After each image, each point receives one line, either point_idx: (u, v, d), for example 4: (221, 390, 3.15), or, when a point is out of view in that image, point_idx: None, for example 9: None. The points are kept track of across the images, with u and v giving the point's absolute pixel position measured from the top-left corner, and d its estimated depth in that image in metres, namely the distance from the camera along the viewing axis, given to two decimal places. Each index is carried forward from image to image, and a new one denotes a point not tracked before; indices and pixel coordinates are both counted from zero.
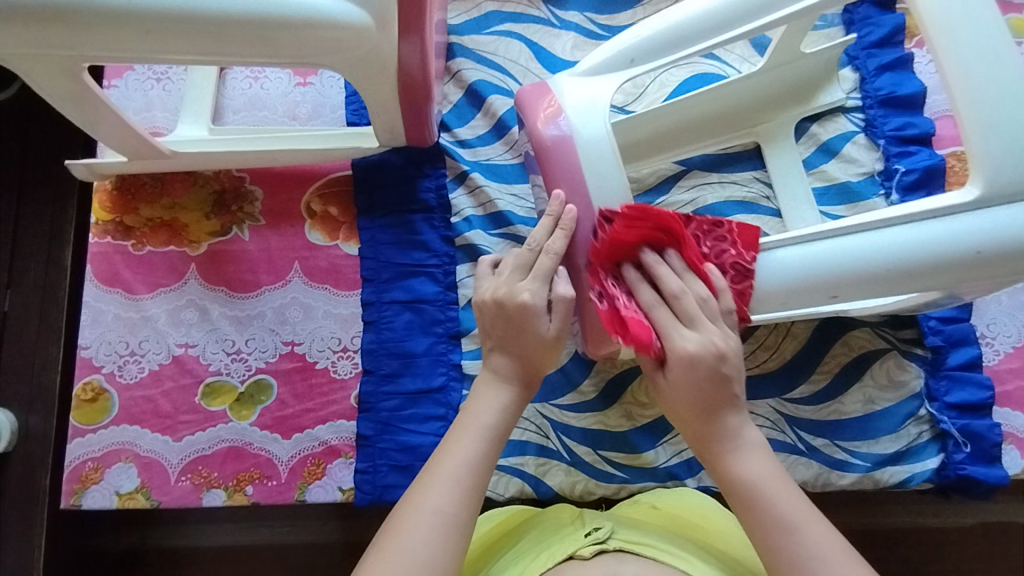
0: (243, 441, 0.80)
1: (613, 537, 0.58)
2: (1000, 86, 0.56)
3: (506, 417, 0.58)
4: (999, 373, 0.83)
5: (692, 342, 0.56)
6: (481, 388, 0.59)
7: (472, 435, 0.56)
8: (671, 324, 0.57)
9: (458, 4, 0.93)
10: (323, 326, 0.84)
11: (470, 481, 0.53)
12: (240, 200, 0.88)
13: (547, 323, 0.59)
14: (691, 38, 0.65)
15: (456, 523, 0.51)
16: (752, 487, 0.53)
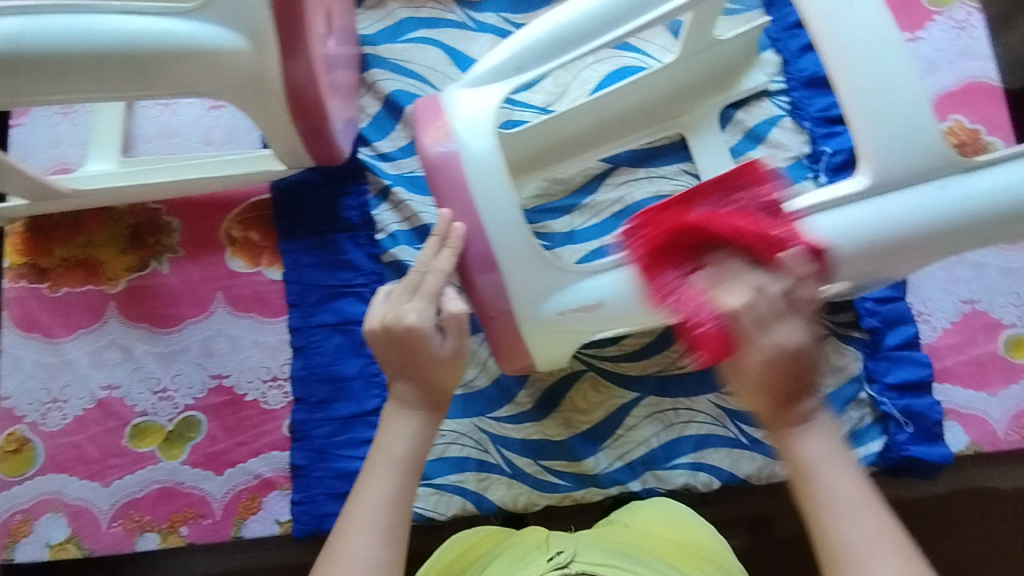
0: (173, 481, 0.79)
1: (575, 561, 0.55)
2: (887, 72, 0.54)
3: (418, 445, 0.56)
4: (938, 350, 0.82)
5: (761, 364, 0.49)
6: (388, 420, 0.57)
7: (387, 473, 0.54)
8: (761, 324, 0.49)
9: (370, 13, 0.90)
10: (250, 356, 0.82)
11: (389, 522, 0.53)
12: (158, 232, 0.85)
13: (441, 343, 0.57)
14: (584, 37, 0.59)
15: (380, 567, 0.51)
16: (810, 469, 0.51)
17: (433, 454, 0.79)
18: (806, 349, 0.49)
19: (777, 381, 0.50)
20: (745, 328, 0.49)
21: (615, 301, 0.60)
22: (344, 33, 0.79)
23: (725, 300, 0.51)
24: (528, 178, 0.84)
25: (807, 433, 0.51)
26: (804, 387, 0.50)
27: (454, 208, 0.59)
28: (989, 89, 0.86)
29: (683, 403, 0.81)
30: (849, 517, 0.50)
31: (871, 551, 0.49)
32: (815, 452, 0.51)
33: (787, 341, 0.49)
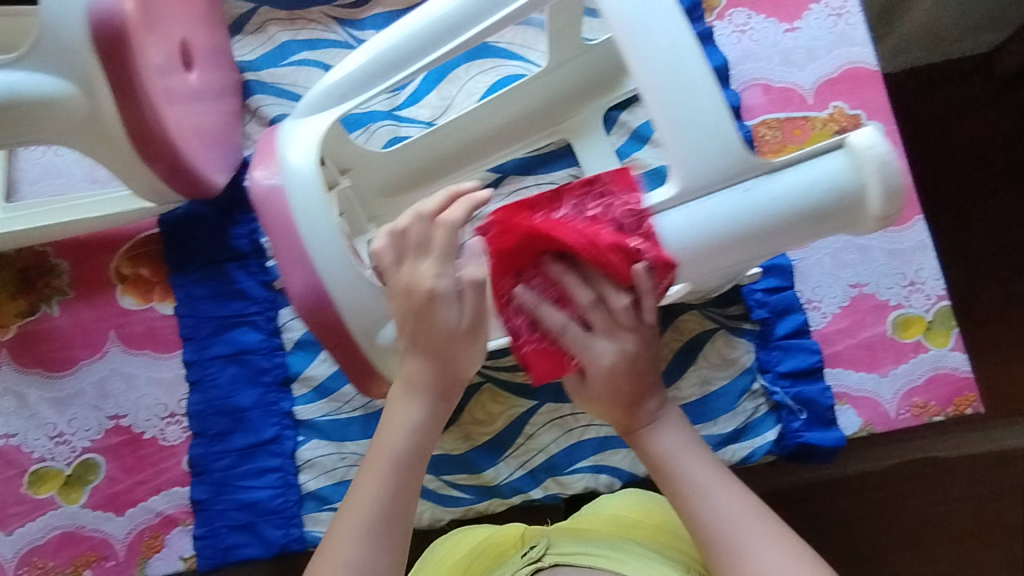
0: (75, 525, 0.78)
1: (548, 553, 0.65)
2: (690, 80, 0.52)
3: (419, 440, 0.60)
4: (828, 336, 0.83)
5: (606, 361, 0.59)
6: (395, 408, 0.60)
7: (386, 466, 0.59)
8: (581, 341, 0.58)
9: (250, 38, 0.89)
10: (147, 394, 0.81)
11: (392, 519, 0.58)
12: (46, 275, 0.85)
13: (457, 315, 0.56)
14: (406, 59, 0.57)
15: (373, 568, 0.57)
16: (691, 489, 0.61)
17: (335, 478, 0.79)
18: (624, 352, 0.59)
19: (624, 378, 0.60)
20: (569, 340, 0.58)
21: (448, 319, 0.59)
22: (212, 62, 0.78)
23: (544, 317, 0.57)
24: (404, 197, 0.82)
25: (659, 431, 0.63)
26: (642, 391, 0.62)
27: (285, 243, 0.58)
28: (868, 73, 0.85)
29: (581, 407, 0.81)
30: (717, 505, 0.60)
31: (748, 534, 0.58)
32: (660, 453, 0.63)
33: (608, 355, 0.59)
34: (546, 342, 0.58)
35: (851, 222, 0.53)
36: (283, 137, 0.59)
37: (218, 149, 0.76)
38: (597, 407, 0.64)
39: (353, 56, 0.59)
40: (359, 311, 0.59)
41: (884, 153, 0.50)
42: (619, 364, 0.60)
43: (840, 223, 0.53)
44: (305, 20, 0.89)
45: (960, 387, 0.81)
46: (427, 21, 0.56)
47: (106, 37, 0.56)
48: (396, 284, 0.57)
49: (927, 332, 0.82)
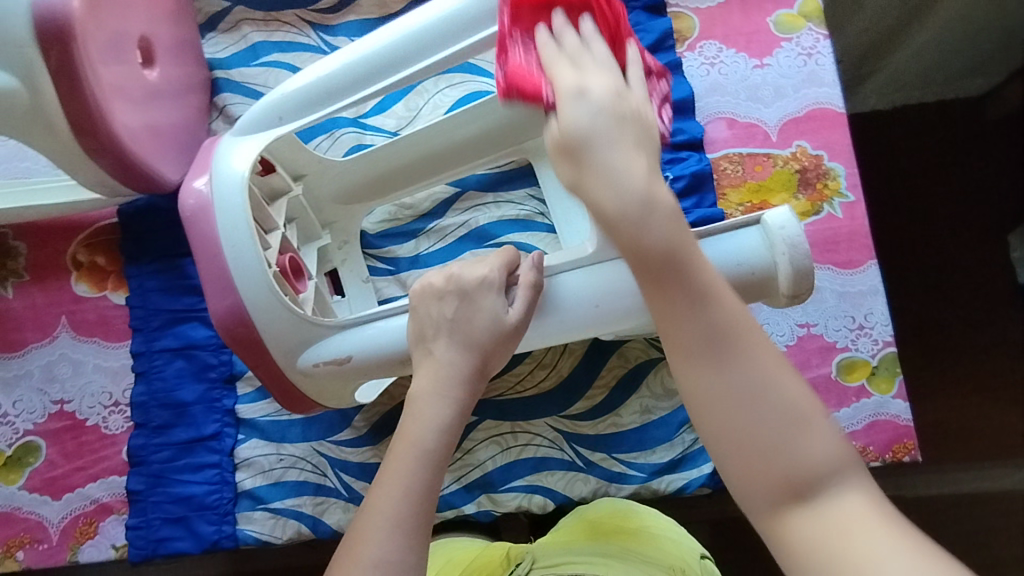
0: (11, 506, 0.79)
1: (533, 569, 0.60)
2: None
3: (448, 434, 0.52)
4: None
5: (571, 109, 0.46)
6: (419, 402, 0.52)
7: (411, 458, 0.50)
8: (568, 72, 0.48)
9: (224, 37, 0.90)
10: (93, 381, 0.82)
11: (412, 522, 0.48)
12: (4, 256, 0.85)
13: (506, 307, 0.55)
14: (336, 90, 0.63)
15: (402, 568, 0.46)
16: (659, 256, 0.43)
17: (271, 478, 0.80)
18: (620, 85, 0.47)
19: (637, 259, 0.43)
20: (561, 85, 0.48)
21: (361, 354, 0.62)
22: (176, 58, 0.79)
23: (555, 72, 0.49)
24: (363, 206, 0.84)
25: (649, 255, 0.43)
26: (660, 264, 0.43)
27: (207, 253, 0.62)
28: (834, 115, 0.88)
29: (521, 426, 0.82)
30: (682, 317, 0.42)
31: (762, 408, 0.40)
32: (664, 244, 0.43)
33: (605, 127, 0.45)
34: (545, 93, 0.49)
35: (762, 292, 0.54)
36: (217, 153, 0.65)
37: (174, 145, 0.77)
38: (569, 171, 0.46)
39: (296, 78, 0.64)
40: (278, 328, 0.63)
41: (794, 236, 0.53)
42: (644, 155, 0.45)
43: (751, 294, 0.54)
44: (279, 23, 0.90)
45: (900, 434, 0.81)
46: (358, 58, 0.62)
47: (52, 35, 0.59)
48: (422, 315, 0.56)
49: (871, 378, 0.83)
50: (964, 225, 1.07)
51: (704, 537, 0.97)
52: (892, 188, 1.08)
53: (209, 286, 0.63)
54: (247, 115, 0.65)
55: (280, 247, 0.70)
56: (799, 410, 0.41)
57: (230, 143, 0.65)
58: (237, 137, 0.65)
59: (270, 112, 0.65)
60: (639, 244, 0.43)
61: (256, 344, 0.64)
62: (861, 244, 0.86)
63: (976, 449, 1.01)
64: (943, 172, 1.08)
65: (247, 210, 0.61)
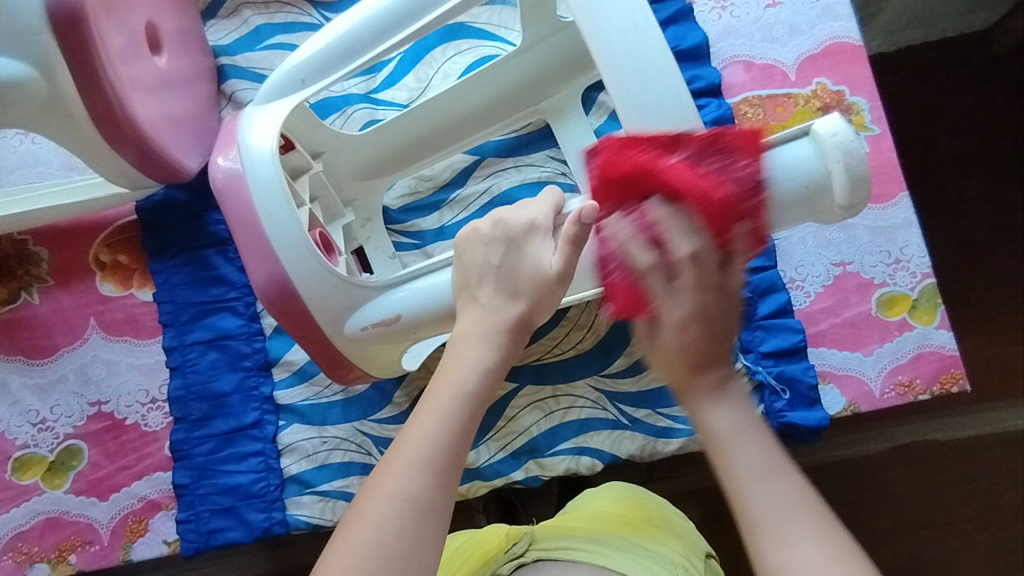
0: (59, 511, 0.79)
1: (530, 549, 0.60)
2: (645, 64, 0.56)
3: (489, 377, 0.51)
4: (811, 315, 0.83)
5: (675, 340, 0.48)
6: (461, 344, 0.52)
7: (450, 397, 0.49)
8: (663, 290, 0.47)
9: (225, 23, 0.88)
10: (128, 380, 0.82)
11: (443, 461, 0.47)
12: (26, 263, 0.85)
13: (550, 257, 0.53)
14: (356, 47, 0.62)
15: (428, 506, 0.45)
16: (723, 441, 0.47)
17: (317, 461, 0.79)
18: (692, 320, 0.47)
19: (684, 355, 0.48)
20: (654, 287, 0.47)
21: (410, 313, 0.62)
22: (183, 45, 0.78)
23: (635, 256, 0.48)
24: (381, 181, 0.82)
25: (717, 400, 0.48)
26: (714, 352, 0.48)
27: (244, 228, 0.62)
28: (852, 48, 0.86)
29: (562, 389, 0.81)
30: (769, 492, 0.45)
31: (795, 525, 0.43)
32: (727, 424, 0.48)
33: (685, 312, 0.47)
34: (630, 299, 0.48)
35: (815, 207, 0.53)
36: (242, 125, 0.64)
37: (189, 133, 0.76)
38: (666, 368, 0.49)
39: (314, 39, 0.63)
40: (323, 301, 0.63)
41: (849, 140, 0.51)
42: (706, 330, 0.47)
43: (804, 213, 0.53)
44: (280, 4, 0.88)
45: (946, 365, 0.80)
46: (376, 12, 0.61)
47: (63, 20, 0.57)
48: (469, 260, 0.56)
49: (912, 311, 0.81)
50: (985, 159, 1.05)
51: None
52: (913, 123, 1.06)
53: (249, 266, 0.63)
54: (267, 85, 0.64)
55: (310, 223, 0.69)
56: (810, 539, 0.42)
57: (254, 113, 0.64)
58: (260, 107, 0.64)
59: (291, 77, 0.64)
60: (706, 429, 0.48)
61: (299, 317, 0.63)
62: (891, 177, 0.84)
63: (1013, 387, 0.99)
64: (963, 104, 1.06)
65: (280, 181, 0.61)
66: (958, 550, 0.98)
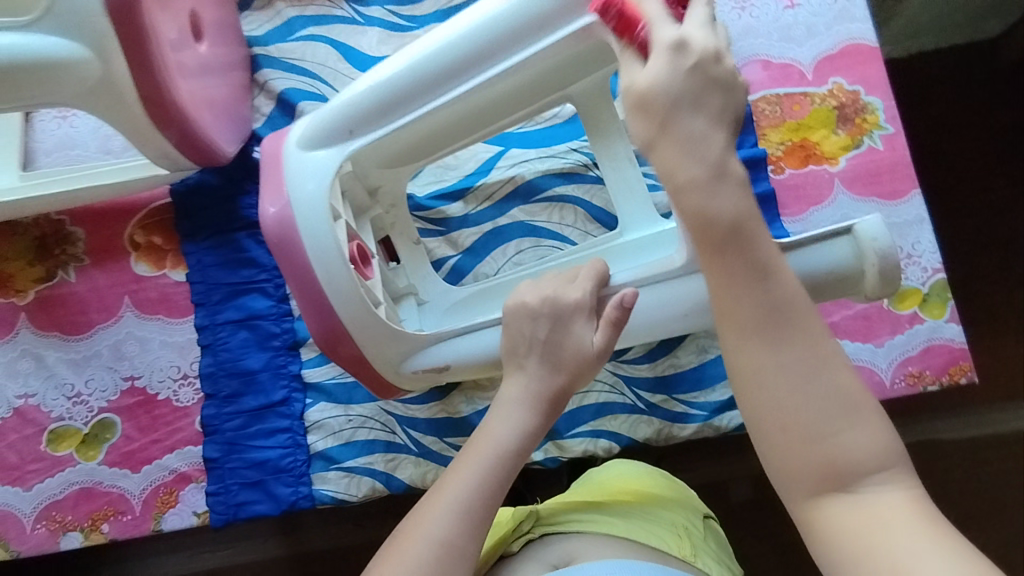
0: (92, 481, 0.81)
1: (538, 524, 0.62)
2: None
3: (524, 439, 0.57)
4: (824, 307, 0.85)
5: (665, 65, 0.45)
6: (504, 407, 0.58)
7: (486, 455, 0.55)
8: (661, 15, 0.47)
9: (259, 15, 0.91)
10: (161, 356, 0.85)
11: (475, 510, 0.52)
12: (63, 242, 0.88)
13: (591, 336, 0.58)
14: (402, 95, 0.64)
15: (457, 552, 0.50)
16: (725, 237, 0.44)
17: (342, 438, 0.82)
18: (689, 43, 0.45)
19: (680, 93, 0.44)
20: (651, 12, 0.47)
21: (458, 362, 0.68)
22: (222, 33, 0.81)
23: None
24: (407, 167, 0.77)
25: (715, 182, 0.44)
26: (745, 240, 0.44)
27: (284, 207, 0.65)
28: (868, 50, 0.89)
29: None
30: (739, 289, 0.44)
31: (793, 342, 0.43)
32: (730, 212, 0.44)
33: (677, 35, 0.46)
34: (625, 15, 0.48)
35: (856, 282, 0.60)
36: (288, 164, 0.66)
37: (227, 118, 0.79)
38: (643, 114, 0.45)
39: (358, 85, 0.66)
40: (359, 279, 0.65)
41: (885, 245, 0.58)
42: (704, 75, 0.45)
43: (836, 293, 0.60)
44: None
45: (955, 357, 0.82)
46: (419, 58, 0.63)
47: (119, 4, 0.60)
48: (517, 331, 0.60)
49: (923, 304, 0.83)
50: (995, 162, 1.07)
51: (755, 489, 0.98)
52: (923, 126, 1.08)
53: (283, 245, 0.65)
54: (312, 128, 0.66)
55: (347, 236, 0.68)
56: (815, 358, 0.43)
57: (300, 153, 0.66)
58: (307, 146, 0.66)
59: (338, 126, 0.66)
60: (704, 216, 0.44)
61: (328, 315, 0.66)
62: (904, 174, 0.86)
63: (1017, 388, 1.01)
64: (973, 109, 1.08)
65: (327, 216, 0.64)
66: None
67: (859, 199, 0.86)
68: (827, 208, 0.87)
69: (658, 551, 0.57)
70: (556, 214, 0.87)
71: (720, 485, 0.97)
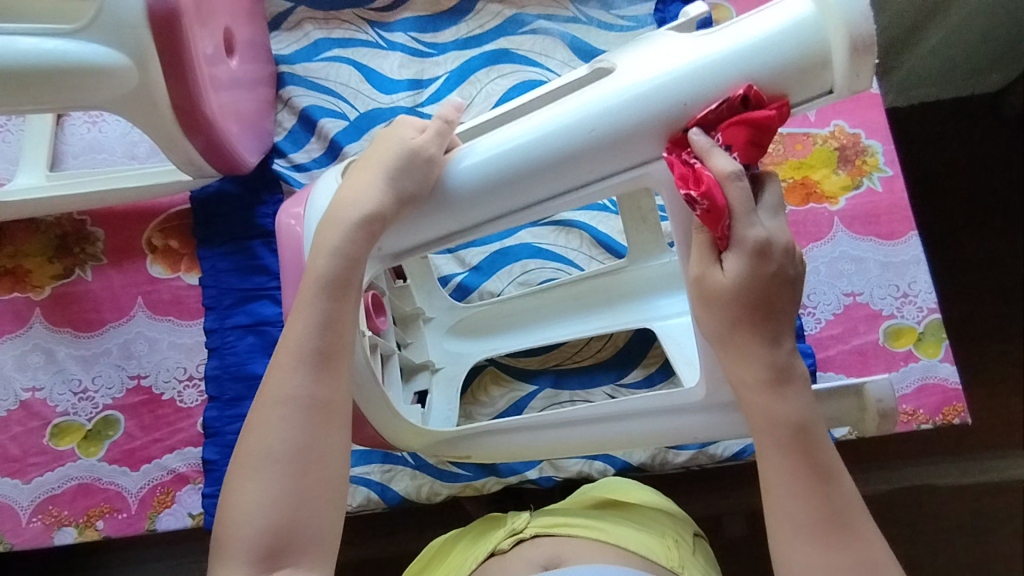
0: (92, 477, 0.82)
1: (530, 525, 0.62)
2: None
3: (341, 261, 0.53)
4: (821, 341, 0.87)
5: (744, 267, 0.47)
6: (322, 231, 0.55)
7: (313, 290, 0.53)
8: (746, 209, 0.46)
9: (287, 35, 0.95)
10: (168, 357, 0.86)
11: (311, 350, 0.52)
12: (82, 241, 0.90)
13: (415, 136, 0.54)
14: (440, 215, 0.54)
15: (308, 401, 0.51)
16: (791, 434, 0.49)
17: None
18: (773, 244, 0.46)
19: (746, 299, 0.47)
20: (736, 200, 0.46)
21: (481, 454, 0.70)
22: (252, 50, 0.85)
23: (714, 161, 0.46)
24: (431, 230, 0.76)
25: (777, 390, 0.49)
26: (805, 438, 0.49)
27: None
28: (869, 96, 0.93)
29: (579, 395, 0.84)
30: (799, 492, 0.48)
31: (830, 537, 0.48)
32: (795, 416, 0.49)
33: (763, 235, 0.46)
34: (712, 202, 0.45)
35: (855, 422, 0.64)
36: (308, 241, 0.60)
37: (252, 132, 0.83)
38: (715, 307, 0.49)
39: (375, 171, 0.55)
40: None
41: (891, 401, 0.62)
42: (779, 275, 0.47)
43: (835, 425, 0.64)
44: (339, 21, 0.95)
45: (949, 397, 0.83)
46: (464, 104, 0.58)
47: (161, 17, 0.64)
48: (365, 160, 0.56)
49: (918, 343, 0.85)
50: (991, 212, 1.10)
51: (748, 526, 0.98)
52: (923, 174, 1.11)
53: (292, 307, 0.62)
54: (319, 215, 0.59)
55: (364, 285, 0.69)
56: (854, 556, 0.47)
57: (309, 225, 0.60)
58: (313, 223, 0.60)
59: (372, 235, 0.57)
60: (772, 418, 0.49)
61: None
62: (901, 217, 0.89)
63: (1009, 436, 1.02)
64: (972, 158, 1.11)
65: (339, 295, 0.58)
66: None
67: (858, 238, 0.89)
68: (826, 244, 0.89)
69: (645, 559, 0.58)
70: (562, 238, 0.89)
71: (712, 521, 0.97)
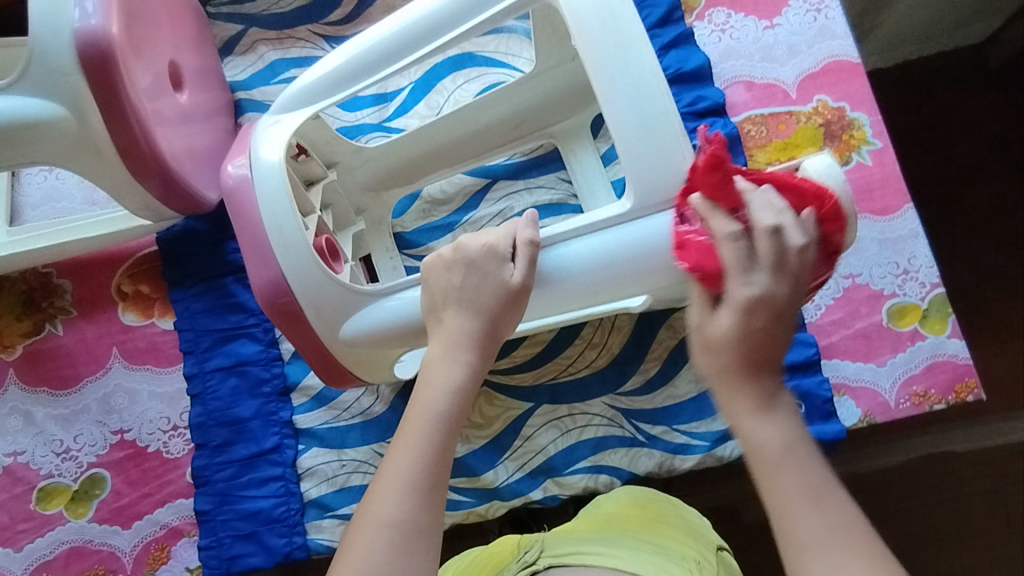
0: (83, 540, 0.80)
1: (542, 556, 0.58)
2: (657, 146, 0.55)
3: (460, 397, 0.53)
4: (822, 327, 0.84)
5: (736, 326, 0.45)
6: (433, 366, 0.54)
7: (428, 423, 0.51)
8: (740, 262, 0.45)
9: (241, 59, 0.91)
10: (149, 408, 0.83)
11: (424, 484, 0.49)
12: (49, 295, 0.87)
13: (512, 270, 0.56)
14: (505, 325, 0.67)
15: (415, 527, 0.48)
16: (770, 459, 0.44)
17: (336, 485, 0.80)
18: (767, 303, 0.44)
19: (742, 353, 0.44)
20: (729, 261, 0.45)
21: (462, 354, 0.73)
22: (203, 78, 0.81)
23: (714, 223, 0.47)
24: (391, 193, 0.83)
25: (765, 413, 0.44)
26: (785, 444, 0.44)
27: (253, 248, 0.63)
28: (851, 66, 0.88)
29: (577, 407, 0.81)
30: (806, 514, 0.42)
31: (835, 549, 0.41)
32: (779, 436, 0.44)
33: (756, 293, 0.44)
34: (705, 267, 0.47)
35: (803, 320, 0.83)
36: (255, 139, 0.65)
37: (212, 167, 0.79)
38: (711, 359, 0.46)
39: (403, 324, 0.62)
40: (335, 319, 0.64)
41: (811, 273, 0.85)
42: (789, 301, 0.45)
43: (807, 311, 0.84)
44: (294, 39, 0.91)
45: (960, 374, 0.80)
46: (369, 47, 0.64)
47: (92, 60, 0.61)
48: (434, 285, 0.58)
49: (923, 321, 0.81)
50: (987, 170, 1.06)
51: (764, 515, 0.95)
52: (915, 136, 1.07)
53: (250, 268, 0.64)
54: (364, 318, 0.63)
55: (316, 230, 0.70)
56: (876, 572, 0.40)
57: (263, 132, 0.65)
58: (263, 146, 0.64)
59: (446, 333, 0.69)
60: (752, 441, 0.44)
61: (286, 302, 0.63)
62: (896, 189, 0.85)
63: None
64: (964, 115, 1.07)
65: (286, 190, 0.62)
66: (982, 563, 0.96)
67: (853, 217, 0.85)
68: None
69: None
70: None
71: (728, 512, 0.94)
